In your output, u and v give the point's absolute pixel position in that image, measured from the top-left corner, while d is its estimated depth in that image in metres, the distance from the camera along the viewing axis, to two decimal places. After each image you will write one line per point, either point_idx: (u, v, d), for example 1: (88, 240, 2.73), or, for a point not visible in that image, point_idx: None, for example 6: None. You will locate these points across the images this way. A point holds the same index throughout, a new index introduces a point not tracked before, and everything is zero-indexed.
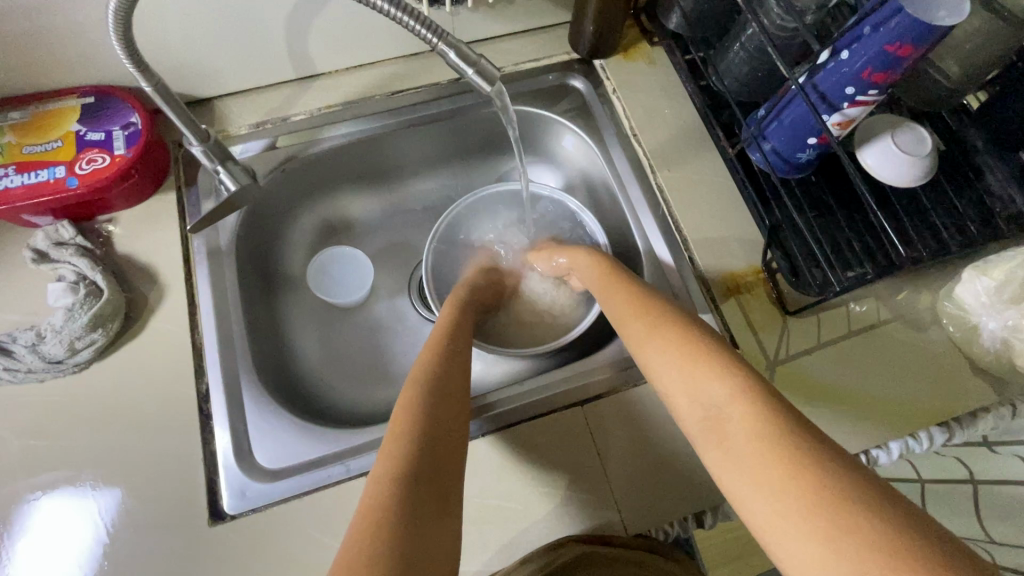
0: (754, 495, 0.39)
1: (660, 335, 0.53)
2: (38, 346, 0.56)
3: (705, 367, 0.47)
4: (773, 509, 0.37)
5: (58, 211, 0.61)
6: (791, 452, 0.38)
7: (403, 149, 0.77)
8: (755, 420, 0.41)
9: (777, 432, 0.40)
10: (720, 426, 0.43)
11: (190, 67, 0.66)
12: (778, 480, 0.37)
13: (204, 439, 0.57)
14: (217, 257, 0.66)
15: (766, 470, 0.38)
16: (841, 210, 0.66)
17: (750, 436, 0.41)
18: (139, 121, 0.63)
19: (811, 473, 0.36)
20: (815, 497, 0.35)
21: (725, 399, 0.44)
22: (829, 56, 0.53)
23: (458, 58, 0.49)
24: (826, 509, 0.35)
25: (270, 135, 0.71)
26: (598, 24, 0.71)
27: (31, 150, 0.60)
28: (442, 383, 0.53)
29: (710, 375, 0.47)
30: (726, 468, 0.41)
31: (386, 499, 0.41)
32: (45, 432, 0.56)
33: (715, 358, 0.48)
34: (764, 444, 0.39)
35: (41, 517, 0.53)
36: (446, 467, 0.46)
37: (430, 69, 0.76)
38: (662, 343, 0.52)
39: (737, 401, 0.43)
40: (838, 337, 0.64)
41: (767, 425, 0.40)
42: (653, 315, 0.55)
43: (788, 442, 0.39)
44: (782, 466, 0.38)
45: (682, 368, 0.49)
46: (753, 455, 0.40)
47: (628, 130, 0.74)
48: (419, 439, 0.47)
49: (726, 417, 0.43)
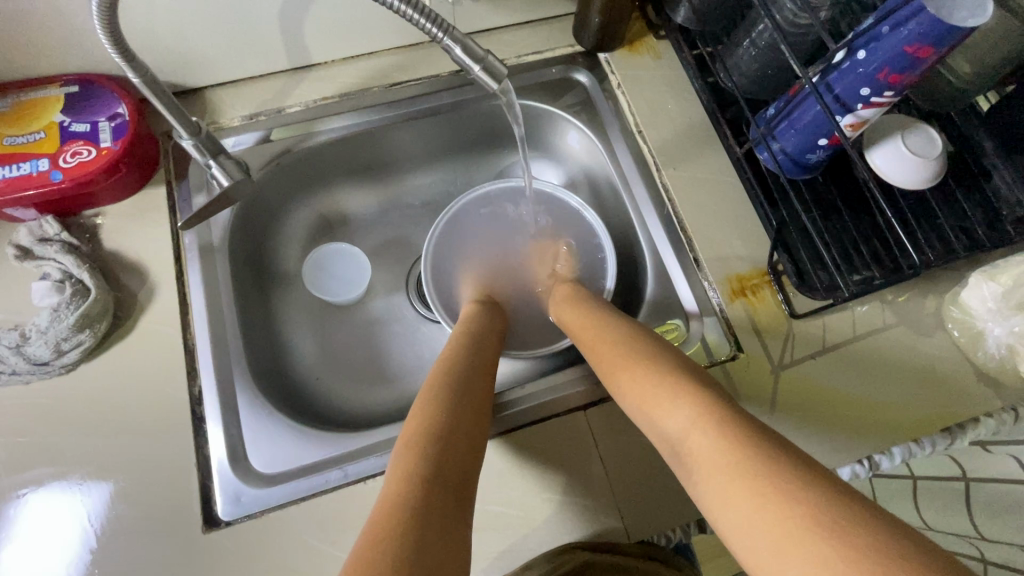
0: (728, 524, 0.38)
1: (621, 368, 0.53)
2: (22, 347, 0.54)
3: (662, 397, 0.47)
4: (748, 540, 0.36)
5: (41, 206, 0.59)
6: (751, 471, 0.38)
7: (402, 143, 0.75)
8: (712, 446, 0.41)
9: (736, 457, 0.39)
10: (686, 458, 0.43)
11: (180, 55, 0.63)
12: (748, 502, 0.37)
13: (198, 443, 0.56)
14: (209, 254, 0.64)
15: (735, 499, 0.38)
16: (849, 212, 0.65)
17: (714, 464, 0.40)
18: (127, 112, 0.60)
19: (774, 496, 0.36)
20: (783, 521, 0.35)
21: (685, 430, 0.44)
22: (844, 56, 0.51)
23: (464, 54, 0.47)
24: (791, 526, 0.34)
25: (263, 128, 0.68)
26: (604, 17, 0.69)
27: (13, 142, 0.58)
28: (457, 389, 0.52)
29: (669, 402, 0.46)
30: (709, 496, 0.40)
31: (408, 498, 0.40)
32: (32, 436, 0.54)
33: (673, 385, 0.48)
34: (734, 464, 0.39)
35: (27, 522, 0.51)
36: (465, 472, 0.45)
37: (430, 60, 0.73)
38: (625, 377, 0.52)
39: (697, 429, 0.43)
40: (843, 342, 0.63)
41: (724, 450, 0.40)
42: (607, 351, 0.55)
43: (749, 460, 0.39)
44: (747, 494, 0.37)
45: (646, 399, 0.49)
46: (721, 484, 0.39)
47: (632, 126, 0.73)
48: (441, 442, 0.46)
49: (689, 448, 0.43)
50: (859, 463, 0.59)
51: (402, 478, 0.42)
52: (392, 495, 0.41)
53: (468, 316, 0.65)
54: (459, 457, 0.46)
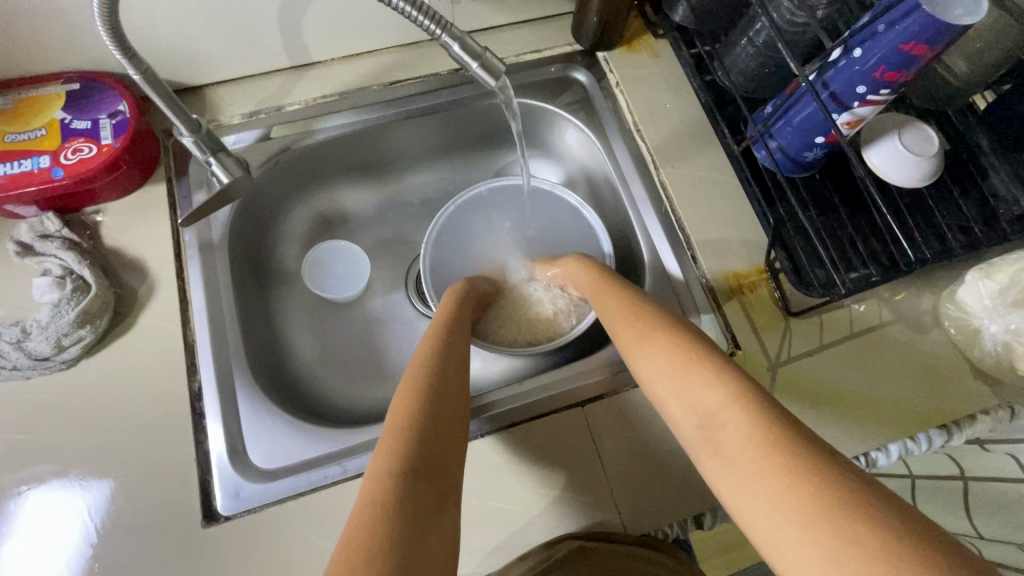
0: (749, 502, 0.39)
1: (648, 341, 0.53)
2: (23, 343, 0.55)
3: (698, 373, 0.47)
4: (770, 518, 0.37)
5: (42, 203, 0.59)
6: (791, 458, 0.38)
7: (400, 141, 0.76)
8: (746, 425, 0.41)
9: (771, 437, 0.40)
10: (713, 434, 0.43)
11: (179, 53, 0.63)
12: (775, 487, 0.37)
13: (198, 438, 0.56)
14: (209, 250, 0.64)
15: (762, 478, 0.38)
16: (846, 209, 0.65)
17: (744, 441, 0.40)
18: (128, 109, 0.61)
19: (807, 477, 0.37)
20: (812, 503, 0.35)
21: (717, 405, 0.44)
22: (840, 54, 0.52)
23: (462, 51, 0.47)
24: (823, 515, 0.35)
25: (263, 126, 0.68)
26: (603, 16, 0.69)
27: (14, 139, 0.58)
28: (436, 377, 0.52)
29: (706, 380, 0.46)
30: (733, 471, 0.40)
31: (387, 495, 0.40)
32: (32, 431, 0.54)
33: (703, 361, 0.48)
34: (769, 443, 0.39)
35: (28, 515, 0.51)
36: (446, 464, 0.45)
37: (429, 59, 0.73)
38: (656, 349, 0.51)
39: (731, 406, 0.43)
40: (840, 339, 0.64)
41: (759, 429, 0.40)
42: (643, 322, 0.55)
43: (790, 448, 0.39)
44: (779, 473, 0.38)
45: (673, 374, 0.49)
46: (749, 462, 0.39)
47: (630, 125, 0.73)
48: (420, 435, 0.46)
49: (720, 423, 0.43)
50: (857, 459, 0.60)
51: (381, 473, 0.42)
52: (370, 489, 0.41)
53: (452, 303, 0.65)
54: (438, 450, 0.46)
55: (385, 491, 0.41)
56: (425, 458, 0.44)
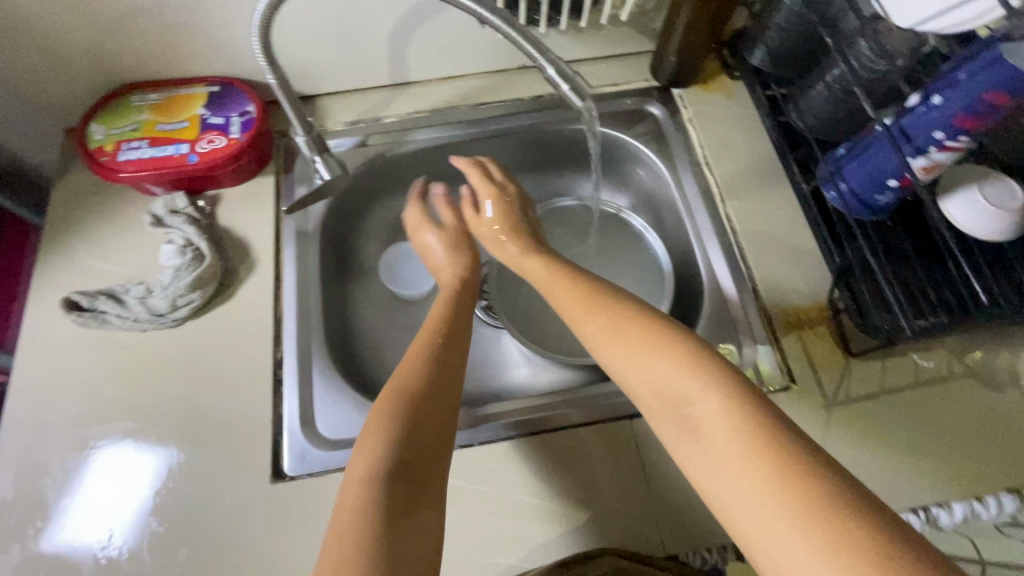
0: (739, 511, 0.38)
1: (636, 337, 0.50)
2: (147, 299, 0.63)
3: (684, 365, 0.46)
4: (762, 530, 0.37)
5: (176, 183, 0.69)
6: (778, 458, 0.38)
7: (480, 157, 0.82)
8: (733, 429, 0.41)
9: (763, 444, 0.39)
10: (693, 424, 0.43)
11: (303, 66, 0.73)
12: (762, 491, 0.38)
13: (275, 402, 0.62)
14: (304, 238, 0.72)
15: (755, 487, 0.38)
16: (918, 257, 0.65)
17: (735, 447, 0.40)
18: (255, 110, 0.70)
19: (798, 484, 0.37)
20: (805, 512, 0.36)
21: (709, 409, 0.43)
22: (919, 100, 0.53)
23: (556, 75, 0.53)
24: (811, 512, 0.36)
25: (362, 134, 0.77)
26: (682, 55, 0.74)
27: (163, 128, 0.68)
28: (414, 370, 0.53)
29: (693, 373, 0.45)
30: (720, 482, 0.40)
31: (365, 496, 0.43)
32: (141, 377, 0.62)
33: (696, 364, 0.45)
34: (760, 450, 0.39)
35: (112, 463, 0.58)
36: (424, 459, 0.47)
37: (515, 85, 0.80)
38: (634, 348, 0.49)
39: (718, 410, 0.42)
40: (904, 386, 0.62)
41: (748, 435, 0.40)
42: (607, 311, 0.53)
43: (778, 444, 0.39)
44: (770, 483, 0.38)
45: (658, 377, 0.46)
46: (742, 469, 0.39)
47: (700, 158, 0.76)
48: (403, 432, 0.47)
49: (707, 426, 0.42)
50: (916, 513, 0.57)
51: (365, 479, 0.44)
52: (354, 497, 0.43)
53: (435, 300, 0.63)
54: (416, 442, 0.48)
55: (363, 490, 0.43)
56: (408, 459, 0.46)
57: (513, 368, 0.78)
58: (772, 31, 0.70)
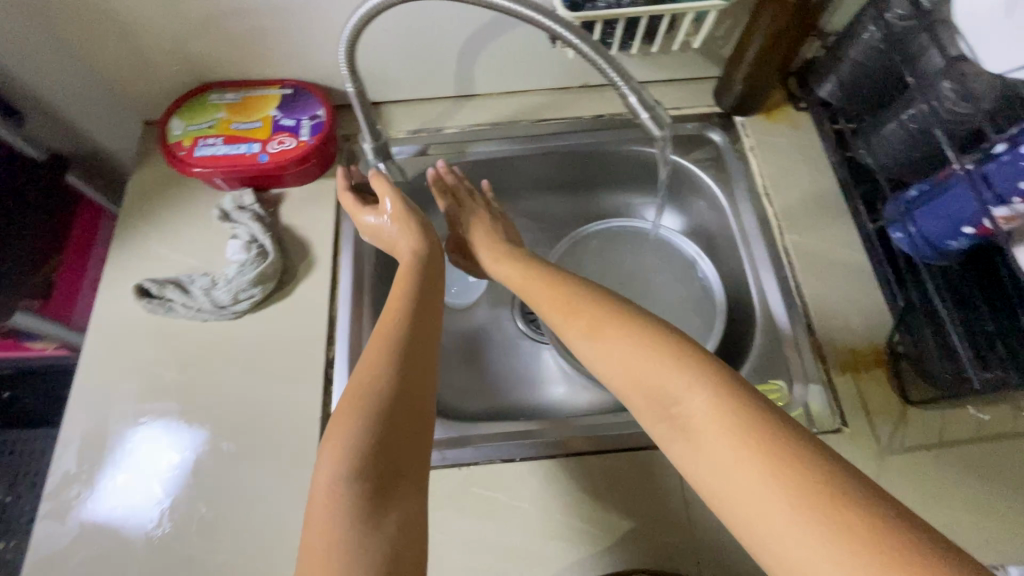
0: (740, 505, 0.38)
1: (592, 321, 0.51)
2: (211, 290, 0.66)
3: (661, 360, 0.45)
4: (762, 523, 0.36)
5: (244, 180, 0.71)
6: (767, 451, 0.38)
7: (534, 172, 0.83)
8: (723, 419, 0.40)
9: (758, 437, 0.38)
10: (682, 422, 0.42)
11: (372, 74, 0.75)
12: (753, 485, 0.37)
13: (325, 401, 0.63)
14: (361, 241, 0.73)
15: (750, 476, 0.37)
16: (988, 308, 0.62)
17: (725, 437, 0.39)
18: (324, 115, 0.72)
19: (796, 479, 0.36)
20: (809, 505, 0.35)
21: (692, 400, 0.42)
22: (1006, 149, 0.51)
23: (637, 102, 0.54)
24: (806, 503, 0.35)
25: (423, 143, 0.78)
26: (749, 84, 0.73)
27: (237, 127, 0.71)
28: (402, 345, 0.52)
29: (670, 369, 0.44)
30: (720, 477, 0.39)
31: (349, 484, 0.43)
32: (200, 365, 0.64)
33: (655, 354, 0.45)
34: (751, 439, 0.39)
35: (149, 442, 0.61)
36: (403, 455, 0.46)
37: (576, 104, 0.80)
38: (607, 338, 0.49)
39: (705, 400, 0.41)
40: (964, 439, 0.60)
41: (741, 426, 0.39)
42: (589, 313, 0.51)
43: (768, 440, 0.38)
44: (766, 474, 0.37)
45: (638, 369, 0.45)
46: (734, 457, 0.38)
47: (760, 188, 0.75)
48: (379, 423, 0.46)
49: (694, 419, 0.41)
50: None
51: (330, 492, 0.43)
52: (325, 510, 0.43)
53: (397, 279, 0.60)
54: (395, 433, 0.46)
55: (343, 479, 0.43)
56: (380, 456, 0.45)
57: (551, 384, 0.79)
58: (846, 64, 0.68)
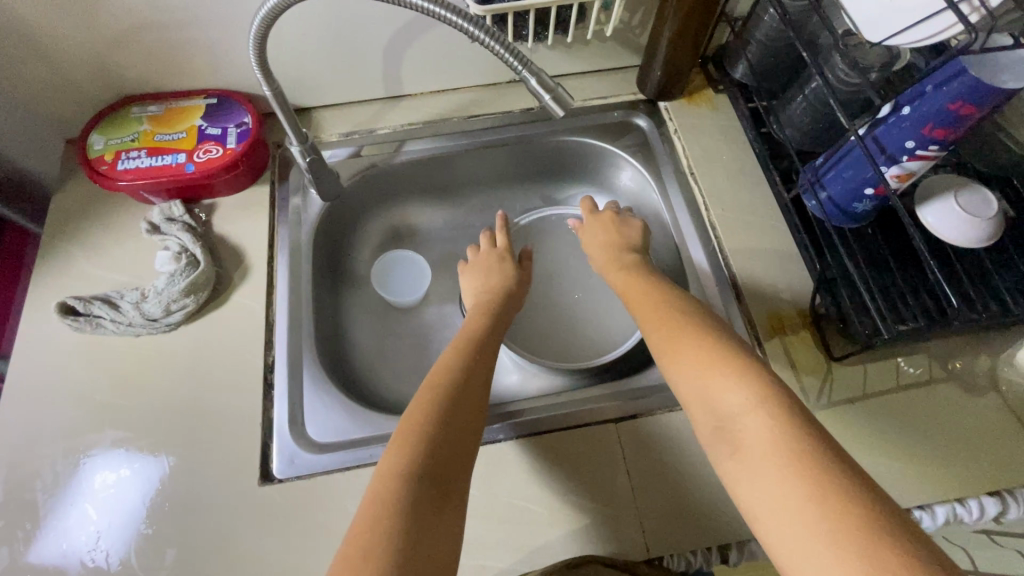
0: (768, 510, 0.40)
1: (679, 337, 0.53)
2: (141, 304, 0.65)
3: (726, 372, 0.47)
4: (786, 528, 0.38)
5: (172, 191, 0.70)
6: (811, 473, 0.39)
7: (472, 168, 0.84)
8: (771, 432, 0.42)
9: (802, 454, 0.40)
10: (733, 432, 0.44)
11: (299, 79, 0.75)
12: (791, 499, 0.39)
13: (265, 406, 0.63)
14: (297, 246, 0.73)
15: (785, 487, 0.39)
16: (897, 265, 0.66)
17: (769, 448, 0.42)
18: (251, 121, 0.72)
19: (829, 496, 0.38)
20: (837, 519, 0.37)
21: (743, 408, 0.45)
22: (890, 111, 0.54)
23: (538, 86, 0.54)
24: (843, 528, 0.36)
25: (356, 145, 0.78)
26: (666, 69, 0.76)
27: (161, 138, 0.70)
28: (459, 385, 0.56)
29: (729, 380, 0.47)
30: (753, 482, 0.41)
31: (400, 496, 0.45)
32: (132, 381, 0.63)
33: (724, 366, 0.48)
34: (794, 455, 0.40)
35: (81, 462, 0.59)
36: (454, 466, 0.49)
37: (506, 98, 0.82)
38: (682, 349, 0.51)
39: (757, 410, 0.44)
40: (886, 390, 0.63)
41: (789, 441, 0.41)
42: (675, 326, 0.54)
43: (813, 463, 0.40)
44: (802, 486, 0.39)
45: (699, 378, 0.48)
46: (772, 468, 0.41)
47: (685, 168, 0.78)
48: (434, 449, 0.49)
49: (741, 427, 0.44)
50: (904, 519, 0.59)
51: (381, 499, 0.45)
52: (384, 491, 0.46)
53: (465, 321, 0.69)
54: (455, 444, 0.51)
55: (396, 491, 0.45)
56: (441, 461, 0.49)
57: (503, 373, 0.79)
58: (753, 45, 0.72)
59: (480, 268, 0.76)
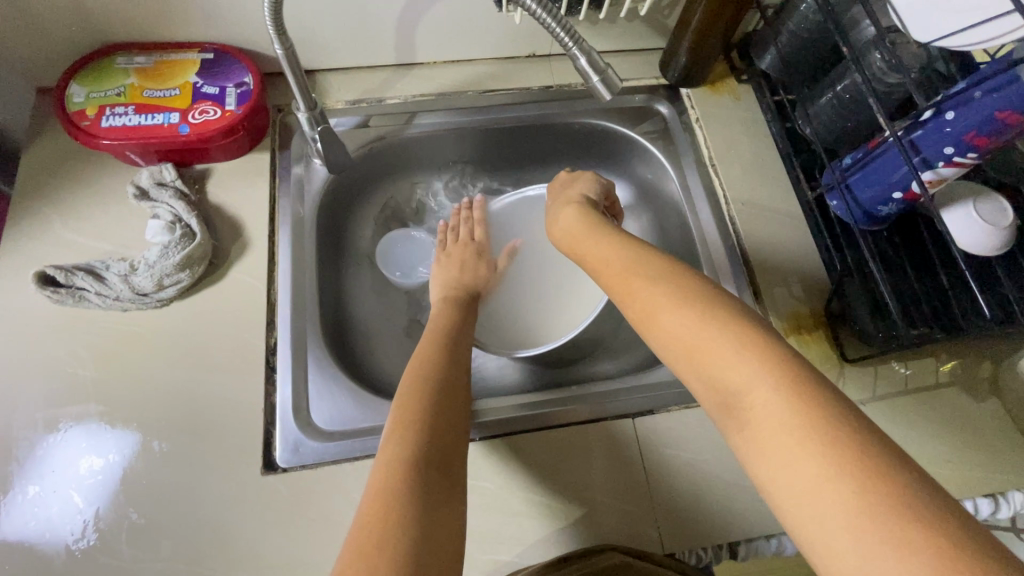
0: (787, 492, 0.34)
1: (654, 302, 0.46)
2: (129, 277, 0.59)
3: (720, 339, 0.41)
4: (810, 512, 0.32)
5: (162, 154, 0.64)
6: (835, 447, 0.33)
7: (483, 145, 0.80)
8: (781, 403, 0.36)
9: (818, 424, 0.34)
10: (739, 410, 0.38)
11: (305, 39, 0.70)
12: (815, 478, 0.33)
13: (267, 391, 0.59)
14: (299, 220, 0.68)
15: (804, 465, 0.33)
16: (912, 268, 0.67)
17: (782, 419, 0.35)
18: (253, 82, 0.66)
19: (857, 470, 0.32)
20: (867, 496, 0.31)
21: (746, 381, 0.38)
22: (931, 115, 0.53)
23: (587, 65, 0.51)
24: (874, 508, 0.30)
25: (363, 114, 0.74)
26: (693, 55, 0.73)
27: (151, 94, 0.64)
28: (440, 378, 0.54)
29: (729, 351, 0.40)
30: (766, 460, 0.35)
31: (397, 483, 0.42)
32: (121, 360, 0.58)
33: (717, 334, 0.41)
34: (808, 428, 0.34)
35: (64, 445, 0.54)
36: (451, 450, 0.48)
37: (524, 74, 0.78)
38: (665, 317, 0.44)
39: (761, 382, 0.37)
40: (894, 392, 0.64)
41: (803, 412, 0.35)
42: (647, 290, 0.47)
43: (831, 434, 0.33)
44: (823, 459, 0.33)
45: (692, 349, 0.42)
46: (790, 445, 0.34)
47: (706, 159, 0.76)
48: (430, 440, 0.47)
49: (745, 402, 0.37)
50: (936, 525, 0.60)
51: (379, 486, 0.43)
52: (380, 483, 0.43)
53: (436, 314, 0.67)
54: (439, 428, 0.49)
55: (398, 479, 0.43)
56: (431, 451, 0.46)
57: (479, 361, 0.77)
58: (785, 36, 0.70)
59: (455, 262, 0.74)
